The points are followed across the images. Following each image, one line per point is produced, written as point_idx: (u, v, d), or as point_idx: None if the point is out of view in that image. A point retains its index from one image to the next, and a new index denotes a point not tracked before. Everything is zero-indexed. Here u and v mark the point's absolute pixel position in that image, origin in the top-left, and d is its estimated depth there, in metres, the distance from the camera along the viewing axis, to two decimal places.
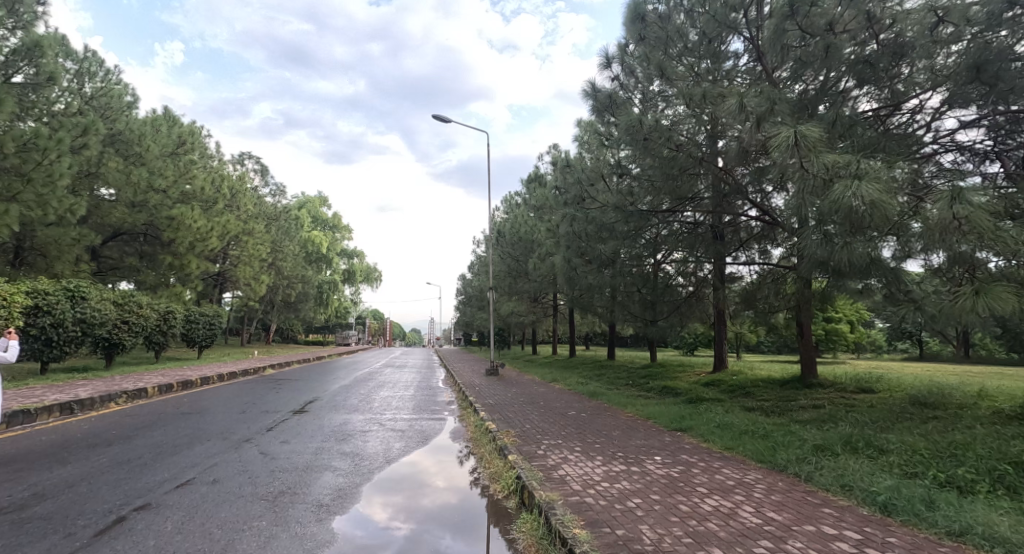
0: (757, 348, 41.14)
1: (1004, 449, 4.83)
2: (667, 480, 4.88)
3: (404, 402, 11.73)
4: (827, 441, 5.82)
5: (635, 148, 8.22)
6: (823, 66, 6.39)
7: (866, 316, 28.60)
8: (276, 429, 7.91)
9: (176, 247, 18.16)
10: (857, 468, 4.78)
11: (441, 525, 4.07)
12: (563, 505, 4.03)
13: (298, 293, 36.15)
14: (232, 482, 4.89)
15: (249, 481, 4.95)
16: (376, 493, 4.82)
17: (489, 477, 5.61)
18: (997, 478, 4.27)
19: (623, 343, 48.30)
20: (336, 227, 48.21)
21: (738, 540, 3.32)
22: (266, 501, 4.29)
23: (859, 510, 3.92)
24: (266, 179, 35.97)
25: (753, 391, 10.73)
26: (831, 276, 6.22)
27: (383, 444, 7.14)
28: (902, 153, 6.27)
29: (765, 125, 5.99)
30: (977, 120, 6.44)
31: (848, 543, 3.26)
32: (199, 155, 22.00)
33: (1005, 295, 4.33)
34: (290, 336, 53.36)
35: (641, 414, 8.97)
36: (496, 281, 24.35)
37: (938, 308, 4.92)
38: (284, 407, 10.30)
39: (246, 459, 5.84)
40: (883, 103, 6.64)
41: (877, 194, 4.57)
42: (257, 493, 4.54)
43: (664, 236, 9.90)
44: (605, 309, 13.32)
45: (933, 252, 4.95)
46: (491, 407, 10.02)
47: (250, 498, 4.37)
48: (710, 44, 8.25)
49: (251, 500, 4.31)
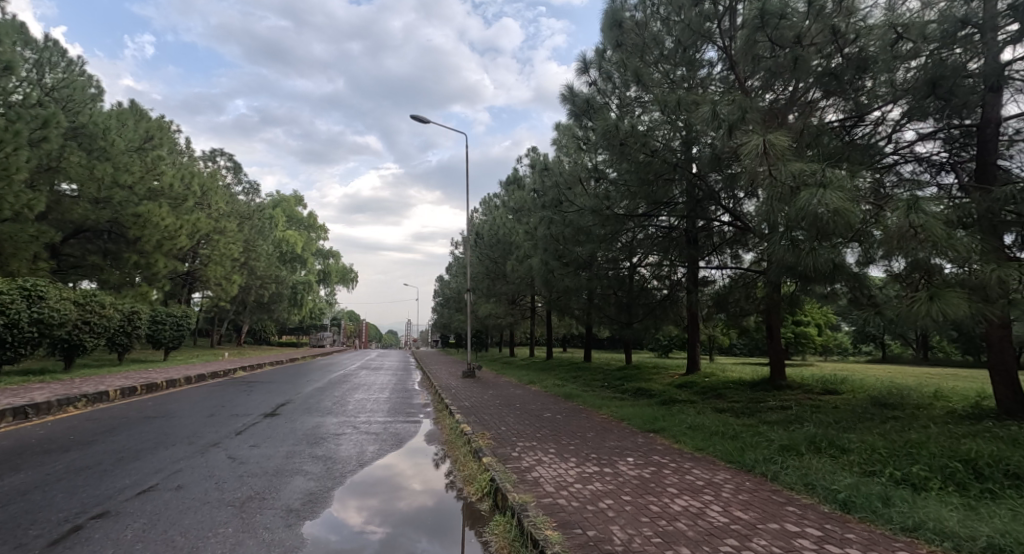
0: (729, 350, 42.10)
1: (956, 447, 5.04)
2: (639, 480, 4.98)
3: (379, 404, 11.67)
4: (793, 441, 6.00)
5: (612, 152, 8.36)
6: (792, 77, 6.48)
7: (833, 319, 29.76)
8: (246, 432, 7.78)
9: (142, 245, 17.64)
10: (820, 468, 4.93)
11: (417, 527, 4.06)
12: (535, 506, 4.06)
13: (271, 293, 35.45)
14: (196, 488, 4.77)
15: (215, 486, 4.85)
16: (351, 496, 4.79)
17: (464, 479, 5.61)
18: (948, 475, 4.45)
19: (601, 346, 48.55)
20: (312, 227, 47.70)
21: (706, 539, 3.40)
22: (234, 506, 4.22)
23: (821, 508, 4.05)
24: (240, 177, 35.18)
25: (725, 392, 11.04)
26: (799, 280, 6.41)
27: (356, 447, 7.07)
28: (866, 162, 6.54)
29: (737, 133, 6.14)
30: (935, 133, 6.74)
31: (809, 539, 3.38)
32: (168, 151, 21.37)
33: (956, 300, 4.57)
34: (261, 338, 52.08)
35: (616, 415, 9.12)
36: (475, 282, 24.45)
37: (897, 313, 5.11)
38: (255, 410, 10.07)
39: (212, 463, 5.73)
40: (848, 114, 6.86)
41: (840, 202, 4.75)
42: (221, 498, 4.44)
43: (639, 240, 10.19)
44: (582, 311, 13.47)
45: (894, 259, 5.14)
46: (466, 409, 10.03)
47: (216, 504, 4.28)
48: (685, 52, 8.41)
49: (217, 506, 4.22)
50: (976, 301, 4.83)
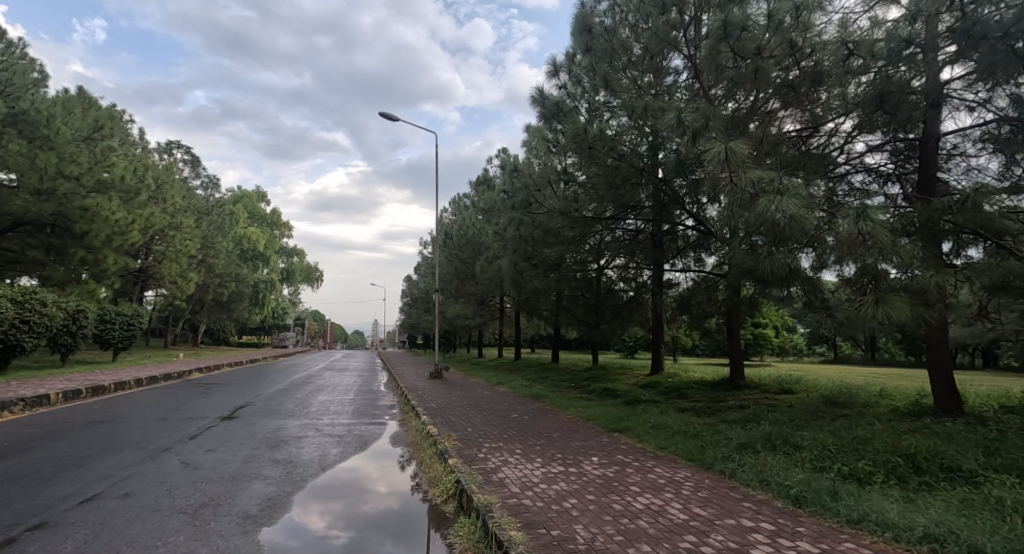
0: (692, 352, 43.25)
1: (898, 443, 5.33)
2: (603, 479, 5.06)
3: (343, 406, 11.49)
4: (750, 439, 6.22)
5: (581, 156, 8.49)
6: (753, 87, 6.71)
7: (789, 321, 31.00)
8: (202, 436, 7.53)
9: (90, 241, 16.86)
10: (774, 464, 5.13)
11: (382, 531, 4.03)
12: (500, 507, 4.10)
13: (230, 293, 34.36)
14: (145, 495, 4.60)
15: (166, 493, 4.69)
16: (313, 500, 4.70)
17: (430, 481, 5.58)
18: (890, 469, 4.70)
19: (569, 346, 49.13)
20: (275, 224, 46.53)
21: (666, 536, 3.50)
22: (185, 514, 4.08)
23: (775, 503, 4.22)
24: (198, 171, 33.94)
25: (687, 391, 11.34)
26: (757, 283, 6.63)
27: (318, 450, 6.94)
28: (820, 171, 6.84)
29: (701, 140, 6.30)
30: (883, 145, 7.10)
31: (763, 534, 3.51)
32: (119, 142, 20.40)
33: (900, 304, 4.84)
34: (220, 338, 50.44)
35: (582, 415, 9.24)
36: (443, 282, 24.37)
37: (847, 316, 5.35)
38: (211, 413, 9.75)
39: (164, 469, 5.53)
40: (804, 125, 7.21)
41: (795, 209, 4.97)
42: (174, 506, 4.30)
43: (607, 242, 10.43)
44: (550, 312, 13.55)
45: (845, 264, 5.37)
46: (433, 410, 9.96)
47: (166, 512, 4.14)
48: (652, 60, 8.75)
49: (168, 514, 4.08)
50: (918, 305, 5.11)
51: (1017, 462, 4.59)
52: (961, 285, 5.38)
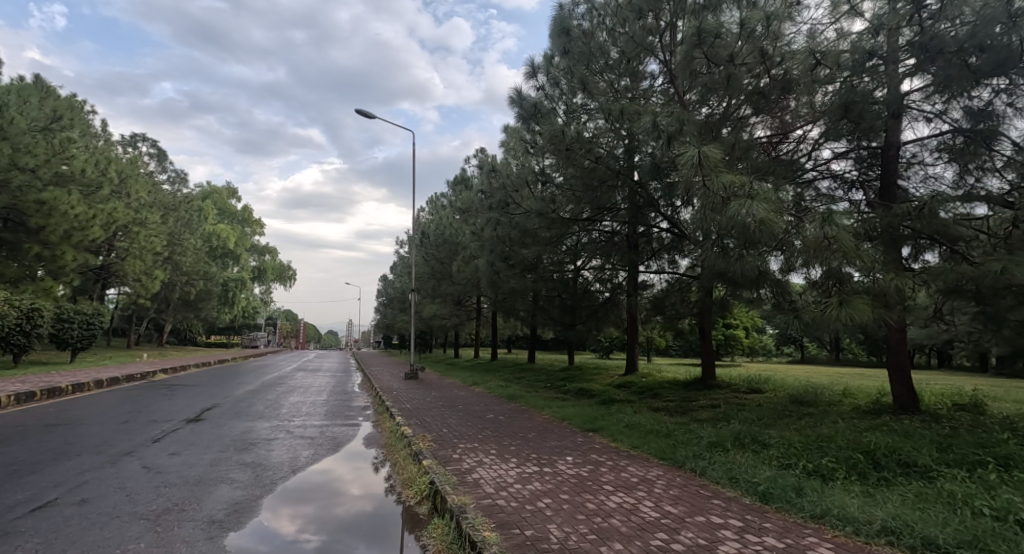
0: (666, 352, 43.89)
1: (859, 440, 5.52)
2: (577, 479, 5.11)
3: (316, 407, 11.32)
4: (719, 438, 6.36)
5: (559, 157, 8.58)
6: (725, 93, 6.93)
7: (758, 323, 31.78)
8: (165, 439, 7.33)
9: (47, 236, 16.20)
10: (743, 462, 5.26)
11: (354, 534, 3.99)
12: (474, 508, 4.10)
13: (197, 291, 33.46)
14: (104, 501, 4.45)
15: (126, 498, 4.55)
16: (283, 504, 4.62)
17: (404, 482, 5.54)
18: (851, 465, 4.87)
19: (544, 347, 49.42)
20: (246, 221, 45.49)
21: (638, 533, 3.56)
22: (147, 520, 3.98)
23: (743, 500, 4.33)
24: (164, 166, 32.91)
25: (660, 391, 11.52)
26: (729, 285, 6.78)
27: (289, 452, 6.83)
28: (790, 176, 7.03)
29: (675, 144, 6.41)
30: (848, 152, 7.38)
31: (731, 530, 3.60)
32: (79, 134, 19.61)
33: (862, 306, 5.03)
34: (186, 338, 49.04)
35: (557, 415, 9.30)
36: (419, 282, 24.22)
37: (812, 318, 5.52)
38: (175, 416, 9.48)
39: (125, 474, 5.36)
40: (775, 131, 7.50)
41: (765, 213, 5.12)
42: (134, 512, 4.17)
43: (584, 243, 10.59)
44: (527, 312, 13.59)
45: (811, 267, 5.51)
46: (407, 411, 9.88)
47: (127, 518, 4.02)
48: (628, 64, 8.88)
49: (128, 521, 3.97)
50: (879, 307, 5.30)
51: (968, 457, 4.81)
52: (919, 288, 5.60)
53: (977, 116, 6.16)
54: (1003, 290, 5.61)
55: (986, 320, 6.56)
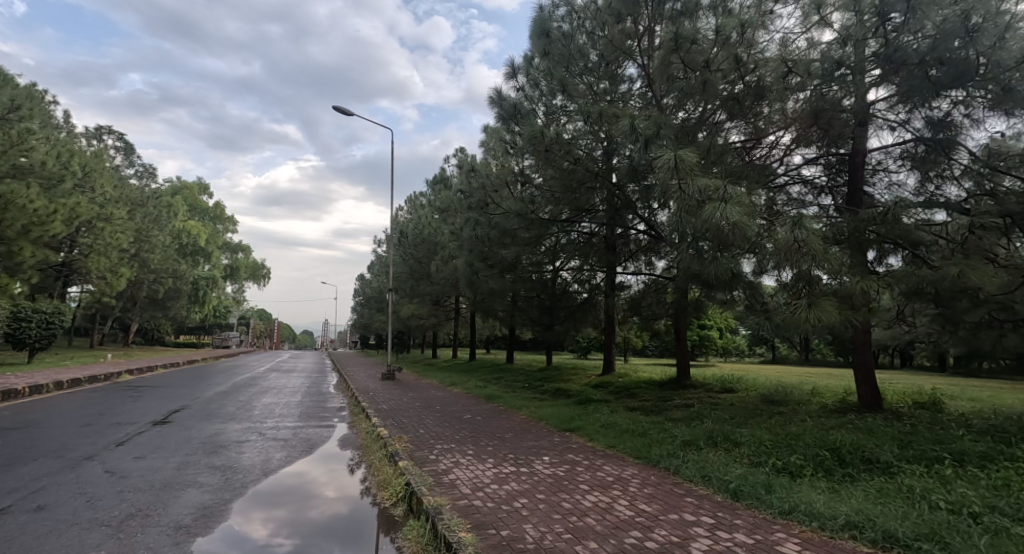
0: (642, 353, 44.41)
1: (826, 438, 5.68)
2: (553, 478, 5.14)
3: (289, 409, 11.13)
4: (693, 437, 6.47)
5: (537, 158, 8.58)
6: (701, 98, 7.02)
7: (731, 323, 32.40)
8: (129, 443, 7.12)
9: (4, 231, 15.58)
10: (715, 460, 5.37)
11: (328, 537, 3.95)
12: (450, 509, 4.09)
13: (166, 289, 32.57)
14: (62, 508, 4.30)
15: (87, 504, 4.41)
16: (254, 508, 4.54)
17: (379, 484, 5.49)
18: (818, 462, 5.01)
19: (522, 347, 49.52)
20: (217, 218, 44.45)
21: (612, 532, 3.61)
22: (109, 527, 3.86)
23: (715, 497, 4.43)
24: (131, 160, 31.93)
25: (636, 391, 11.65)
26: (703, 286, 6.90)
27: (260, 455, 6.70)
28: (762, 181, 7.19)
29: (653, 147, 6.50)
30: (818, 158, 7.59)
31: (703, 527, 3.68)
32: (39, 125, 18.90)
33: (829, 308, 5.19)
34: (154, 338, 47.67)
35: (534, 415, 9.33)
36: (397, 282, 24.04)
37: (783, 319, 5.66)
38: (141, 418, 9.21)
39: (86, 479, 5.19)
40: (748, 137, 7.57)
41: (738, 216, 5.22)
42: (95, 519, 4.04)
43: (563, 244, 10.70)
44: (505, 313, 13.60)
45: (782, 270, 5.64)
46: (384, 412, 9.79)
47: (88, 525, 3.90)
48: (608, 67, 9.00)
49: (89, 527, 3.85)
50: (846, 309, 5.46)
51: (927, 453, 5.00)
52: (883, 291, 5.78)
53: (937, 126, 6.38)
54: (961, 292, 5.86)
55: (944, 321, 6.84)
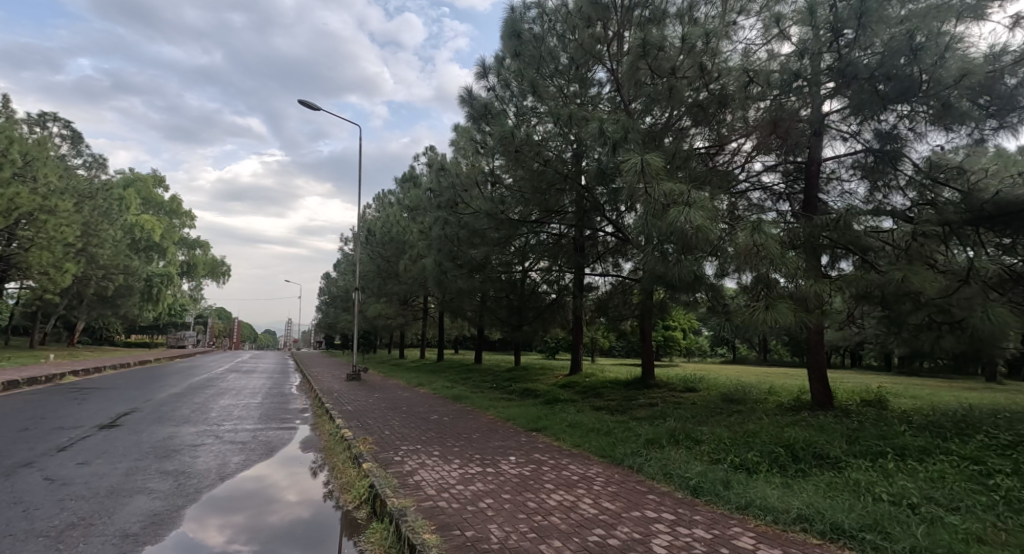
0: (609, 353, 45.02)
1: (781, 435, 5.89)
2: (519, 478, 5.17)
3: (248, 410, 10.82)
4: (657, 435, 6.62)
5: (507, 158, 8.62)
6: (667, 104, 7.19)
7: (695, 324, 33.20)
8: (72, 448, 6.79)
9: None
10: (677, 458, 5.51)
11: (288, 542, 3.87)
12: (414, 511, 4.07)
13: (116, 286, 31.17)
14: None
15: (24, 514, 4.19)
16: (209, 514, 4.40)
17: (342, 487, 5.41)
18: (773, 458, 5.21)
19: (491, 347, 49.63)
20: (173, 212, 42.77)
21: (576, 530, 3.66)
22: (48, 538, 3.68)
23: (675, 494, 4.55)
24: (79, 149, 30.37)
25: (603, 391, 11.81)
26: (667, 288, 7.06)
27: (217, 459, 6.50)
28: (725, 186, 7.41)
29: (620, 151, 6.63)
30: (777, 165, 7.90)
31: (664, 523, 3.78)
32: None
33: (785, 310, 5.40)
34: (103, 337, 45.51)
35: (501, 415, 9.35)
36: (363, 281, 23.70)
37: (742, 320, 5.86)
38: (86, 422, 8.79)
39: (23, 487, 4.93)
40: (712, 143, 7.72)
41: (701, 220, 5.38)
42: (33, 529, 3.85)
43: (532, 245, 10.81)
44: (474, 313, 13.57)
45: (742, 273, 5.84)
46: (349, 413, 9.66)
47: (25, 536, 3.71)
48: (578, 70, 9.09)
49: (25, 539, 3.66)
50: (801, 311, 5.66)
51: (872, 448, 5.25)
52: (835, 294, 6.06)
53: (885, 138, 6.77)
54: (903, 296, 6.20)
55: (889, 323, 7.23)
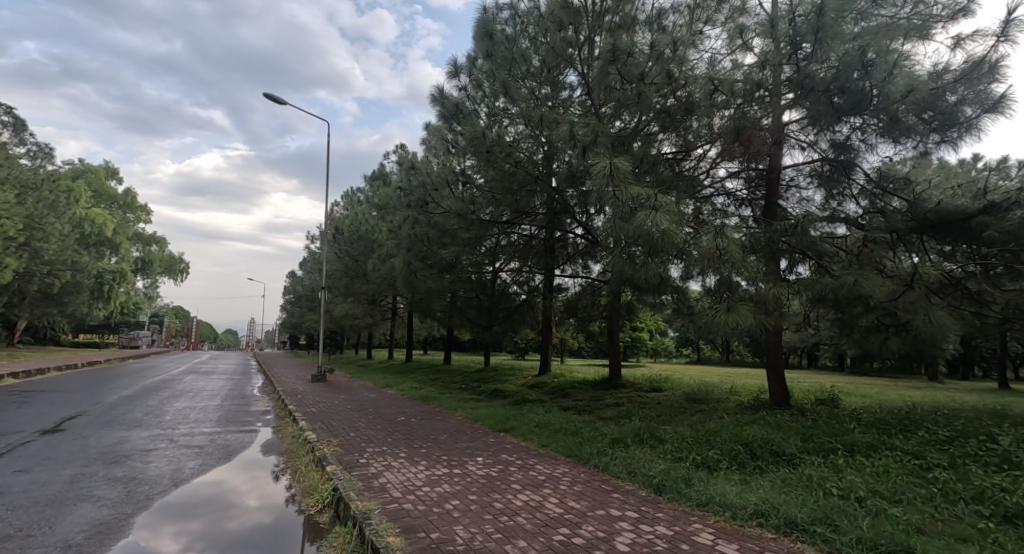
0: (576, 353, 45.37)
1: (740, 433, 6.07)
2: (485, 479, 5.17)
3: (206, 413, 10.47)
4: (622, 434, 6.72)
5: (479, 159, 8.65)
6: (636, 109, 7.40)
7: (660, 325, 33.84)
8: (11, 455, 6.42)
9: None
10: (641, 456, 5.61)
11: (245, 549, 3.77)
12: (379, 513, 4.03)
13: (63, 283, 29.67)
14: None
15: None
16: (162, 522, 4.24)
17: (305, 491, 5.29)
18: (732, 456, 5.36)
19: (460, 346, 49.42)
20: (126, 206, 40.95)
21: (541, 530, 3.70)
22: None
23: (639, 492, 4.63)
24: (21, 137, 28.74)
25: (570, 391, 11.93)
26: (634, 290, 7.17)
27: (170, 464, 6.27)
28: (690, 192, 7.58)
29: (589, 154, 6.71)
30: (740, 172, 8.14)
31: (627, 521, 3.85)
32: None
33: (745, 312, 5.58)
34: (47, 337, 43.15)
35: (469, 417, 9.31)
36: (330, 280, 23.26)
37: (705, 322, 6.01)
38: (27, 426, 8.34)
39: None
40: (678, 149, 7.86)
41: (666, 224, 5.52)
42: None
43: (502, 246, 10.85)
44: (443, 313, 13.48)
45: (706, 276, 6.01)
46: (314, 415, 9.47)
47: None
48: (549, 73, 9.12)
49: None
50: (760, 313, 5.83)
51: (824, 445, 5.47)
52: (793, 297, 6.29)
53: (838, 148, 6.98)
54: (855, 299, 6.51)
55: (842, 325, 7.55)
